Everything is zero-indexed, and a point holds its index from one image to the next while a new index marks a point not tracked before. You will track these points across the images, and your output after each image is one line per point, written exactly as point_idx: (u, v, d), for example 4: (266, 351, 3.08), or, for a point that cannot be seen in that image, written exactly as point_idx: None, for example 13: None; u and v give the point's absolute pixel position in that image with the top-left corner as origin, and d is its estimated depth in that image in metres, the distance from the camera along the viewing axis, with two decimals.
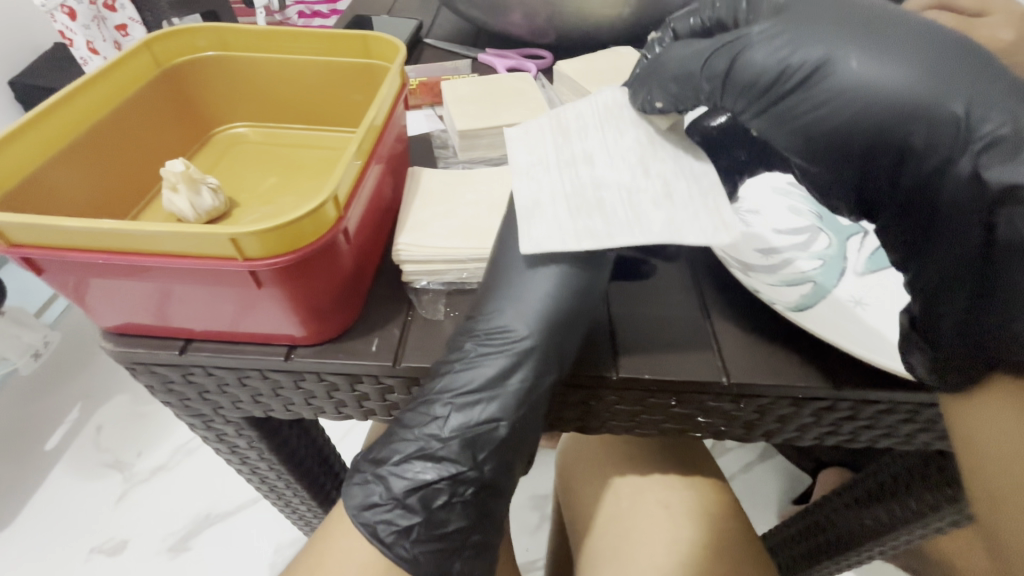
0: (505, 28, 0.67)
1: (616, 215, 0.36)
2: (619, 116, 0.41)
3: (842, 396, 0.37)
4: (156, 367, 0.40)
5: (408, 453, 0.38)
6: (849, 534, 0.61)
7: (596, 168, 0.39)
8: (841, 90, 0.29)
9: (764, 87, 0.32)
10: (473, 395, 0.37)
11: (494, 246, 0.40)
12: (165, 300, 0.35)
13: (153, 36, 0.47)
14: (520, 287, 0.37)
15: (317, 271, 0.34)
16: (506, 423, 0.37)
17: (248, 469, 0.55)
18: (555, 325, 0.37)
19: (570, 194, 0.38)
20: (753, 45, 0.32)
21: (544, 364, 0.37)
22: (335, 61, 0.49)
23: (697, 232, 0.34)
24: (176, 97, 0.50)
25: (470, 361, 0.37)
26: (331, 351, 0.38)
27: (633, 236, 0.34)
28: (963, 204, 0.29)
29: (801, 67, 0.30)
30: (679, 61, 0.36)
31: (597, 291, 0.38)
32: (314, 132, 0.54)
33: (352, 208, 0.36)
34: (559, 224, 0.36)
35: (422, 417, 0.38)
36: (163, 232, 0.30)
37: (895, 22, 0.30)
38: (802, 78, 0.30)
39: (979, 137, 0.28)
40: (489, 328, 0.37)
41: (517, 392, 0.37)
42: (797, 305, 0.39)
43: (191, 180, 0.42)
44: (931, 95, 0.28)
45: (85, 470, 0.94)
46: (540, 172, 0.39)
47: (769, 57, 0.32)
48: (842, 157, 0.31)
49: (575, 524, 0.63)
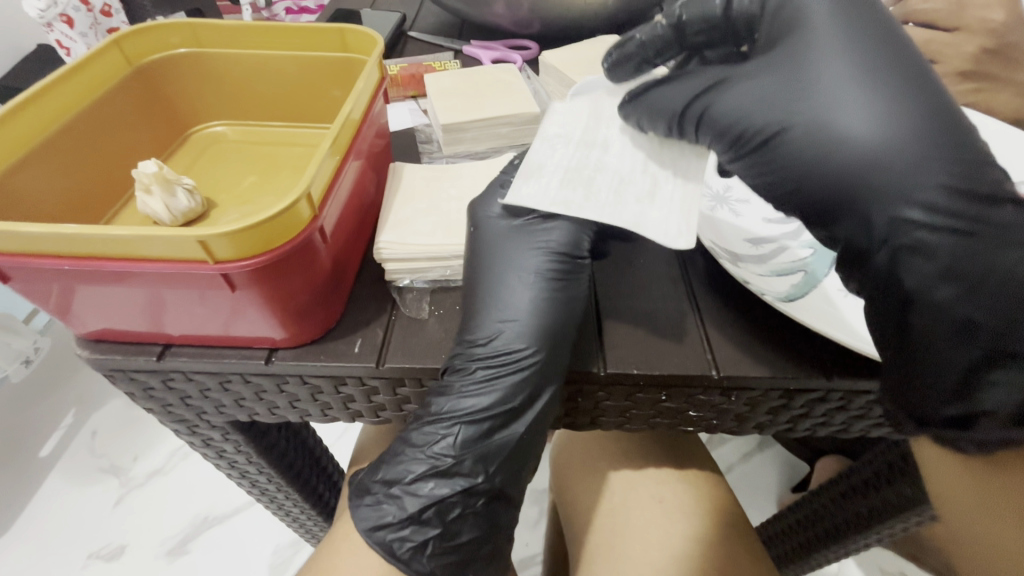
0: (489, 19, 0.66)
1: (599, 194, 0.38)
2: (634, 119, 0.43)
3: (833, 386, 0.36)
4: (135, 374, 0.39)
5: (420, 473, 0.37)
6: (847, 523, 0.61)
7: (604, 157, 0.40)
8: (793, 151, 0.32)
9: (734, 140, 0.34)
10: (481, 416, 0.37)
11: (468, 236, 0.41)
12: (140, 305, 0.34)
13: (122, 33, 0.46)
14: (517, 283, 0.39)
15: (294, 270, 0.34)
16: (518, 434, 0.38)
17: (238, 474, 0.54)
18: (551, 336, 0.37)
19: (567, 169, 0.40)
20: (729, 89, 0.35)
21: (545, 375, 0.37)
22: (310, 55, 0.48)
23: (659, 228, 0.36)
24: (149, 96, 0.49)
25: (475, 385, 0.37)
26: (313, 353, 0.38)
27: (599, 216, 0.36)
28: (907, 280, 0.30)
29: (761, 128, 0.33)
30: (669, 93, 0.36)
31: (580, 289, 0.39)
32: (294, 130, 0.53)
33: (328, 207, 0.35)
34: (550, 186, 0.39)
35: (430, 437, 0.38)
36: (128, 236, 0.29)
37: (888, 78, 0.30)
38: (766, 135, 0.33)
39: (926, 206, 0.29)
40: (491, 349, 0.37)
41: (524, 409, 0.37)
42: (787, 295, 0.37)
43: (166, 182, 0.41)
44: (894, 162, 0.29)
45: (82, 475, 0.94)
46: (558, 142, 0.42)
47: (741, 106, 0.33)
48: (799, 204, 0.33)
49: (570, 521, 0.63)
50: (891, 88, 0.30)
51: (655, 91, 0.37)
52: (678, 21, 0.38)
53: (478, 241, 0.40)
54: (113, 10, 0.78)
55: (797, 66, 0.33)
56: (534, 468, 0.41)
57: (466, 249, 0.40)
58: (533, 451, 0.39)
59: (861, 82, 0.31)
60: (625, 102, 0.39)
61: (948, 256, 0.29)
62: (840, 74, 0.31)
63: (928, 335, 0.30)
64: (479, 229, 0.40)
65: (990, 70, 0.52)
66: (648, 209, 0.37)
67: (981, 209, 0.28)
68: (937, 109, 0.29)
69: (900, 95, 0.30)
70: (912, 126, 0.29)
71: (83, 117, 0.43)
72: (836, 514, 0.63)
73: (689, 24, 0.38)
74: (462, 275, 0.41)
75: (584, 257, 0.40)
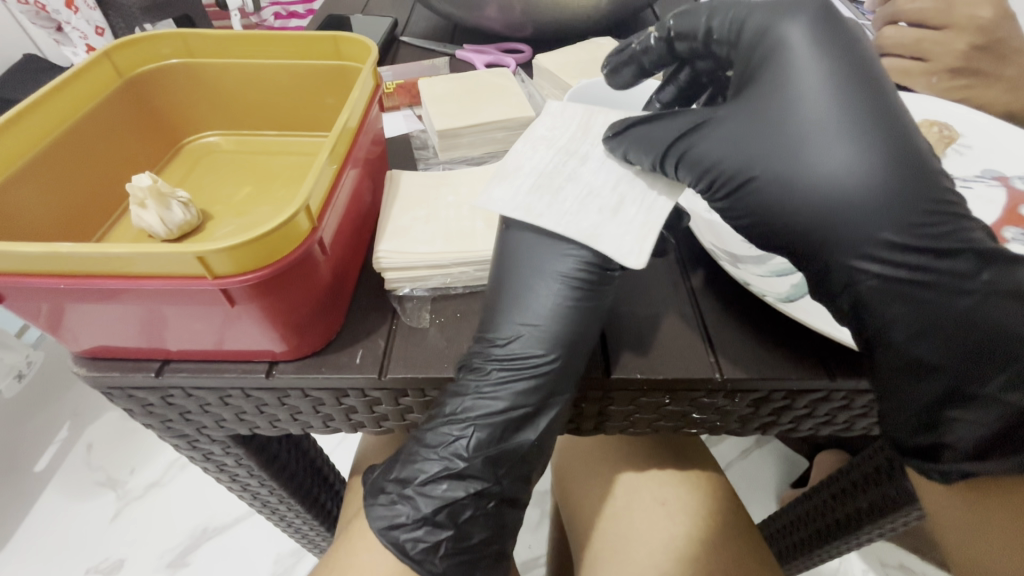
0: (481, 23, 0.66)
1: (563, 204, 0.38)
2: (590, 140, 0.41)
3: (838, 386, 0.37)
4: (134, 391, 0.38)
5: (434, 474, 0.37)
6: (849, 518, 0.61)
7: (580, 168, 0.39)
8: (757, 199, 0.32)
9: (705, 183, 0.34)
10: (498, 420, 0.37)
11: (498, 235, 0.40)
12: (139, 325, 0.34)
13: (113, 45, 0.45)
14: (534, 295, 0.38)
15: (295, 282, 0.33)
16: (530, 439, 0.38)
17: (239, 487, 0.54)
18: (568, 341, 0.37)
19: (541, 173, 0.39)
20: (707, 133, 0.34)
21: (559, 384, 0.37)
22: (306, 64, 0.47)
23: (611, 244, 0.36)
24: (138, 108, 0.48)
25: (492, 386, 0.37)
26: (315, 365, 0.37)
27: (556, 226, 0.37)
28: (901, 343, 0.31)
29: (726, 179, 0.33)
30: (657, 129, 0.36)
31: (605, 299, 0.38)
32: (288, 138, 0.53)
33: (327, 218, 0.35)
34: (540, 157, 0.40)
35: (443, 438, 0.37)
36: (126, 253, 0.29)
37: (870, 117, 0.30)
38: (735, 182, 0.33)
39: (885, 256, 0.30)
40: (508, 351, 0.37)
41: (535, 414, 0.38)
42: (787, 294, 0.39)
43: (160, 196, 0.40)
44: (850, 226, 0.30)
45: (78, 488, 0.93)
46: (540, 147, 0.41)
47: (719, 150, 0.33)
48: (774, 244, 0.33)
49: (574, 523, 0.63)
50: (876, 138, 0.30)
51: (642, 126, 0.37)
52: (668, 36, 0.38)
53: (508, 245, 0.39)
54: (50, 12, 0.80)
55: (767, 111, 0.32)
56: (537, 472, 0.41)
57: (493, 253, 0.40)
58: (535, 456, 0.39)
59: (841, 147, 0.30)
60: (608, 138, 0.38)
61: (913, 302, 0.31)
62: (810, 118, 0.31)
63: (899, 367, 0.32)
64: (510, 229, 0.39)
65: (979, 66, 0.54)
66: (609, 222, 0.37)
67: (933, 259, 0.30)
68: (906, 157, 0.30)
69: (886, 140, 0.30)
70: (892, 180, 0.29)
71: (72, 132, 0.42)
72: (839, 511, 0.63)
73: (678, 39, 0.38)
74: (487, 279, 0.40)
75: (614, 269, 0.38)
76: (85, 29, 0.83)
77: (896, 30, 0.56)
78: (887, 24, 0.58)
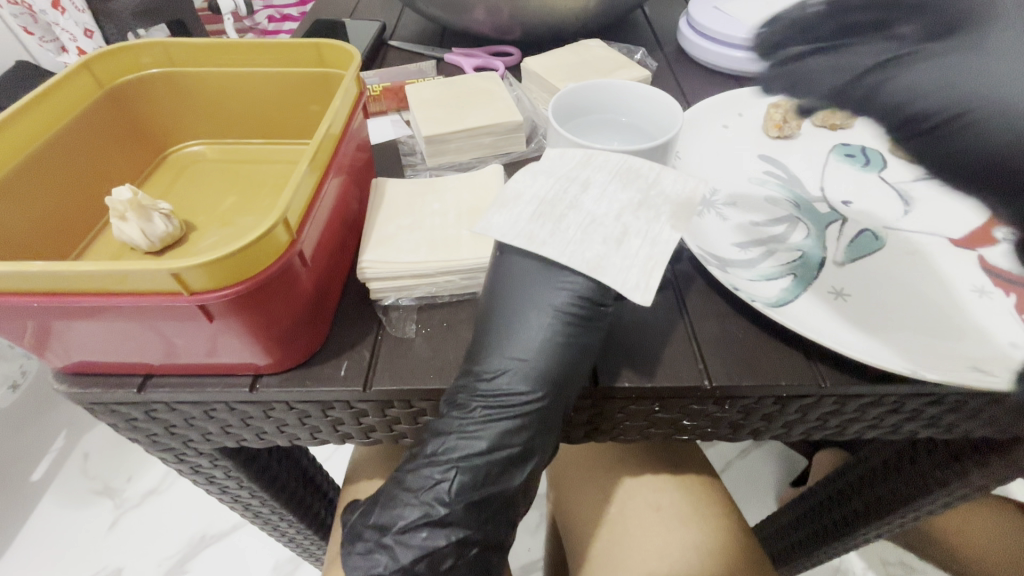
0: (469, 26, 0.65)
1: (565, 232, 0.35)
2: (593, 167, 0.38)
3: (827, 392, 0.36)
4: (116, 406, 0.38)
5: (412, 522, 0.36)
6: (845, 520, 0.61)
7: (582, 196, 0.36)
8: (980, 134, 0.27)
9: (898, 121, 0.29)
10: (479, 461, 0.35)
11: (494, 260, 0.37)
12: (114, 339, 0.34)
13: (93, 54, 0.44)
14: (523, 328, 0.35)
15: (275, 295, 0.33)
16: (515, 483, 0.36)
17: (230, 498, 0.53)
18: (559, 378, 0.35)
19: (542, 200, 0.36)
20: (909, 62, 0.28)
21: (545, 421, 0.36)
22: (289, 72, 0.47)
23: (616, 277, 0.33)
24: (120, 119, 0.48)
25: (475, 425, 0.35)
26: (297, 379, 0.37)
27: (560, 256, 0.34)
28: None
29: (934, 112, 0.27)
30: (844, 62, 0.31)
31: (597, 335, 0.35)
32: (272, 147, 0.52)
33: (306, 230, 0.34)
34: (542, 183, 0.37)
35: (425, 482, 0.36)
36: (99, 271, 0.29)
37: None
38: (942, 118, 0.27)
39: None
40: (495, 387, 0.35)
41: (520, 451, 0.36)
42: (776, 301, 0.39)
43: (141, 208, 0.40)
44: None
45: (74, 498, 0.92)
46: (541, 171, 0.38)
47: (926, 80, 0.28)
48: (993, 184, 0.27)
49: (569, 533, 0.61)
50: None
51: (815, 60, 0.32)
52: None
53: (502, 271, 0.36)
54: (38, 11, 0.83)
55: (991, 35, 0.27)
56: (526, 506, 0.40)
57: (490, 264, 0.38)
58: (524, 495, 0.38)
59: None
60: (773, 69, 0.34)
61: None
62: None
63: None
64: (506, 254, 0.36)
65: None
66: (614, 254, 0.34)
67: None
68: None
69: None
70: None
71: (53, 145, 0.42)
72: (835, 511, 0.62)
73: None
74: (482, 291, 0.38)
75: (608, 304, 0.36)
76: (74, 31, 0.83)
77: None
78: None
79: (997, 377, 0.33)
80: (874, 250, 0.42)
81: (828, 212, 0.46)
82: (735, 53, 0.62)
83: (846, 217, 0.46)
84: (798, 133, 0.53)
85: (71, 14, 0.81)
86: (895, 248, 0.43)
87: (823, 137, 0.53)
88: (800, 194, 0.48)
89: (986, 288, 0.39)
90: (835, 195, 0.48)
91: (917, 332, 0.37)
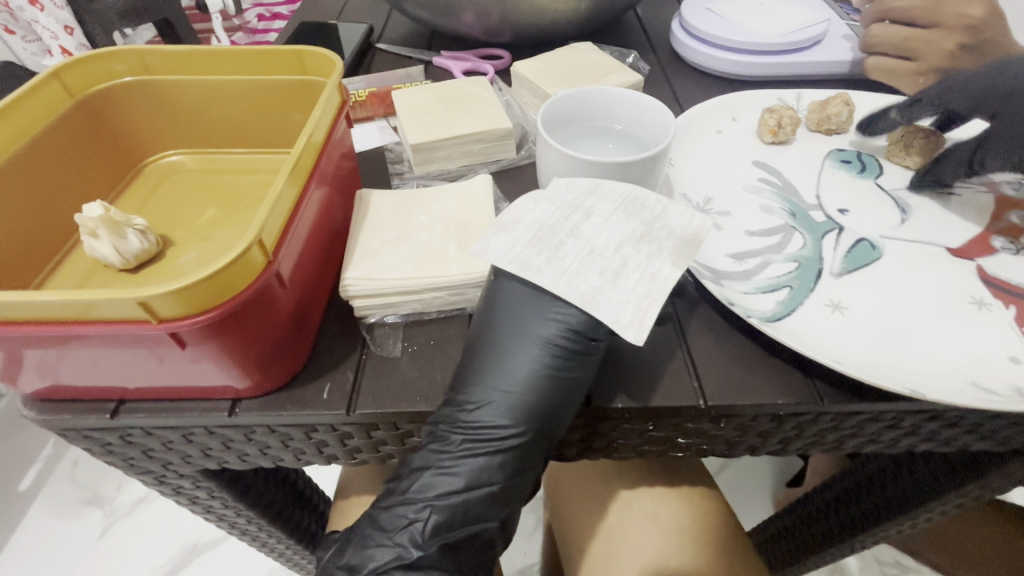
0: (459, 28, 0.64)
1: (562, 261, 0.34)
2: (591, 195, 0.37)
3: (824, 410, 0.35)
4: (90, 432, 0.36)
5: (383, 564, 0.35)
6: (839, 529, 0.61)
7: (583, 224, 0.35)
8: None
9: None
10: (454, 500, 0.35)
11: (486, 284, 0.36)
12: (88, 366, 0.32)
13: (64, 63, 0.43)
14: (512, 359, 0.34)
15: (253, 319, 0.31)
16: (493, 524, 0.36)
17: (215, 516, 0.52)
18: (543, 415, 0.34)
19: (541, 226, 0.35)
20: None
21: (531, 456, 0.35)
22: (268, 80, 0.45)
23: (610, 312, 0.32)
24: (93, 129, 0.46)
25: (450, 460, 0.35)
26: (279, 403, 0.35)
27: (552, 286, 0.33)
28: None
29: None
30: None
31: (587, 372, 0.34)
32: (254, 156, 0.51)
33: (285, 248, 0.33)
34: (542, 210, 0.36)
35: (397, 522, 0.36)
36: (59, 299, 0.27)
37: None
38: None
39: None
40: (475, 420, 0.34)
41: (499, 487, 0.35)
42: (772, 316, 0.38)
43: (115, 224, 0.38)
44: None
45: (64, 506, 0.90)
46: (543, 196, 0.37)
47: None
48: None
49: (566, 545, 0.60)
50: None
51: None
52: None
53: (495, 297, 0.35)
54: (16, 8, 0.81)
55: None
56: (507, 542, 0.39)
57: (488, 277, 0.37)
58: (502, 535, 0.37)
59: None
60: None
61: None
62: None
63: None
64: (500, 280, 0.35)
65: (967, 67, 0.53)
66: (610, 288, 0.33)
67: None
68: None
69: None
70: None
71: (19, 160, 0.40)
72: (831, 519, 0.62)
73: None
74: (472, 319, 0.37)
75: (599, 339, 0.34)
76: (54, 28, 0.81)
77: (885, 29, 0.56)
78: (876, 23, 0.58)
79: (998, 394, 0.33)
80: (873, 259, 0.41)
81: (825, 220, 0.45)
82: (729, 55, 0.61)
83: (842, 226, 0.45)
84: (793, 138, 0.52)
85: (50, 10, 0.79)
86: (892, 258, 0.42)
87: (818, 141, 0.53)
88: (796, 202, 0.47)
89: (986, 299, 0.39)
90: (831, 203, 0.47)
91: (913, 348, 0.36)
